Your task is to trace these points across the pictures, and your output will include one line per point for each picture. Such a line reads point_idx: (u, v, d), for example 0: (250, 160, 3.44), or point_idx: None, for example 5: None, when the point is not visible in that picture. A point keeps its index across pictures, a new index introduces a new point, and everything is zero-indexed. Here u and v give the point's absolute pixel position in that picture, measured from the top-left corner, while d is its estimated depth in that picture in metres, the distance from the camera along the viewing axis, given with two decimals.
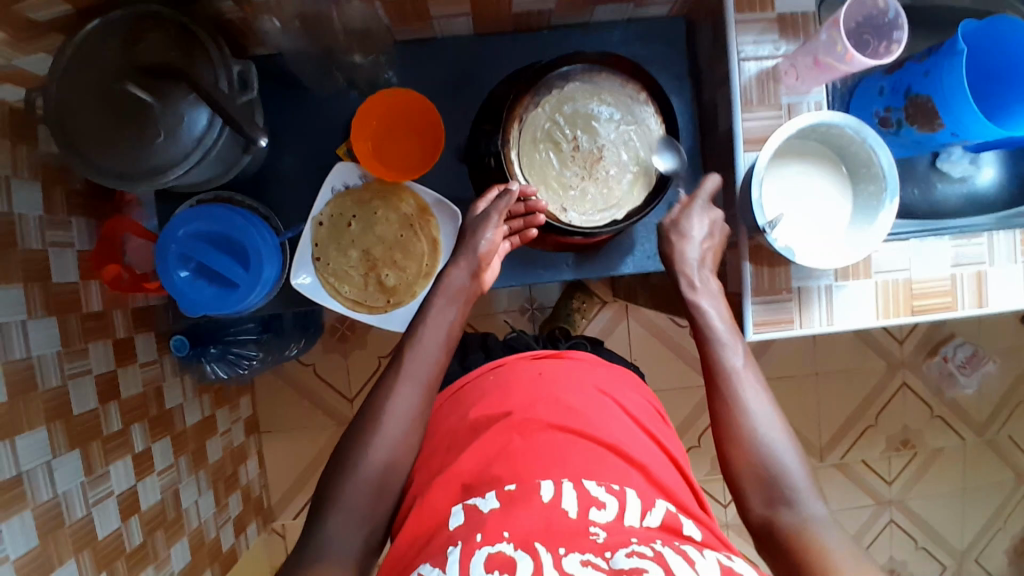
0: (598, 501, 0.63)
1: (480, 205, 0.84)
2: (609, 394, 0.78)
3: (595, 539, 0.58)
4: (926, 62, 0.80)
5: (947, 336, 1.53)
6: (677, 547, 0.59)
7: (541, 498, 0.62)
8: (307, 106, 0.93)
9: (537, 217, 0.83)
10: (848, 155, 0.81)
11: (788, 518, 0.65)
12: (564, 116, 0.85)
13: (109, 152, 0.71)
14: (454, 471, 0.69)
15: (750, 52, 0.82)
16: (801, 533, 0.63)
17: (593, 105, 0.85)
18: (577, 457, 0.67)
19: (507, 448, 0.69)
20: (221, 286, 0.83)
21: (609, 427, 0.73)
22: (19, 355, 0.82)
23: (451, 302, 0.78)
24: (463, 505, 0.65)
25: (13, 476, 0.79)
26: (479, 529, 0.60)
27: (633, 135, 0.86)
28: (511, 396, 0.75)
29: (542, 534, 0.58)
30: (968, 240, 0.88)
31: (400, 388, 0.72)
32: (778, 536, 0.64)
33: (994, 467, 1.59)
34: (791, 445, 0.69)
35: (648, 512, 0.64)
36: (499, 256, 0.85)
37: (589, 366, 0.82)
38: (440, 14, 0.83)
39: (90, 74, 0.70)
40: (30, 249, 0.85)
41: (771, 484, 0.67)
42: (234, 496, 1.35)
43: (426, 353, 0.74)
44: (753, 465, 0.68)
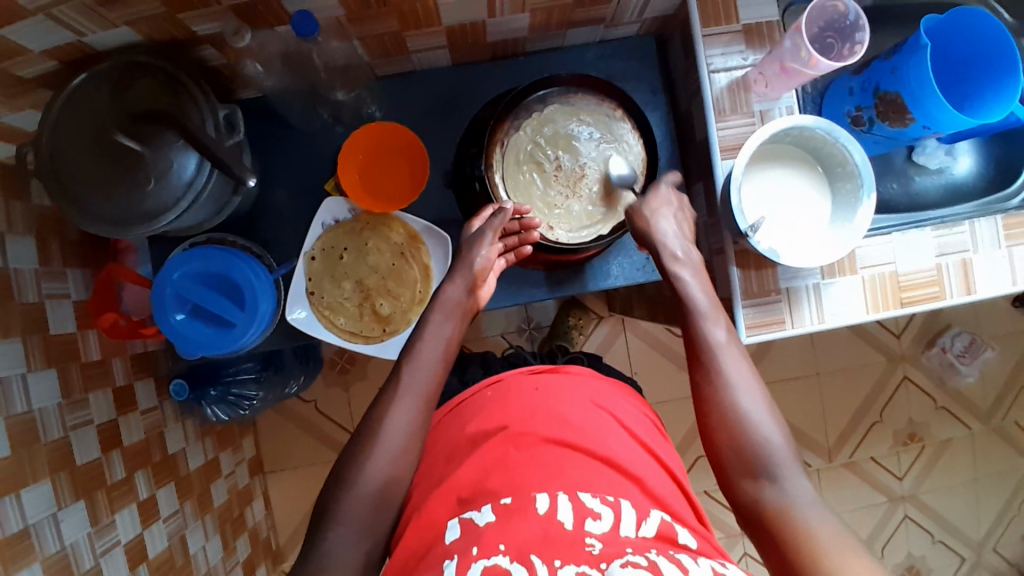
0: (594, 512, 0.63)
1: (475, 223, 0.85)
2: (606, 406, 0.78)
3: (591, 550, 0.59)
4: (892, 59, 0.83)
5: (944, 326, 1.53)
6: (672, 556, 0.60)
7: (536, 510, 0.63)
8: (294, 143, 0.95)
9: (531, 233, 0.85)
10: (823, 155, 0.83)
11: (772, 496, 0.67)
12: (545, 137, 0.87)
13: (101, 199, 0.73)
14: (450, 484, 0.69)
15: (720, 64, 0.85)
16: (783, 510, 0.66)
17: (573, 125, 0.87)
18: (573, 469, 0.68)
19: (504, 459, 0.69)
20: (218, 326, 0.84)
21: (606, 440, 0.73)
22: (21, 409, 0.83)
23: (447, 316, 0.80)
24: (459, 519, 0.66)
25: (20, 529, 0.79)
26: (476, 543, 0.61)
27: (613, 152, 0.88)
28: (508, 409, 0.76)
29: (538, 546, 0.59)
30: (950, 230, 0.89)
31: (398, 404, 0.73)
32: (760, 513, 0.67)
33: (1003, 455, 1.58)
34: (775, 423, 0.72)
35: (642, 522, 0.64)
36: (495, 273, 0.86)
37: (585, 379, 0.82)
38: (418, 47, 0.86)
39: (80, 125, 0.72)
40: (27, 301, 0.86)
41: (755, 461, 0.70)
42: (243, 538, 1.34)
43: (425, 367, 0.76)
44: (736, 441, 0.71)
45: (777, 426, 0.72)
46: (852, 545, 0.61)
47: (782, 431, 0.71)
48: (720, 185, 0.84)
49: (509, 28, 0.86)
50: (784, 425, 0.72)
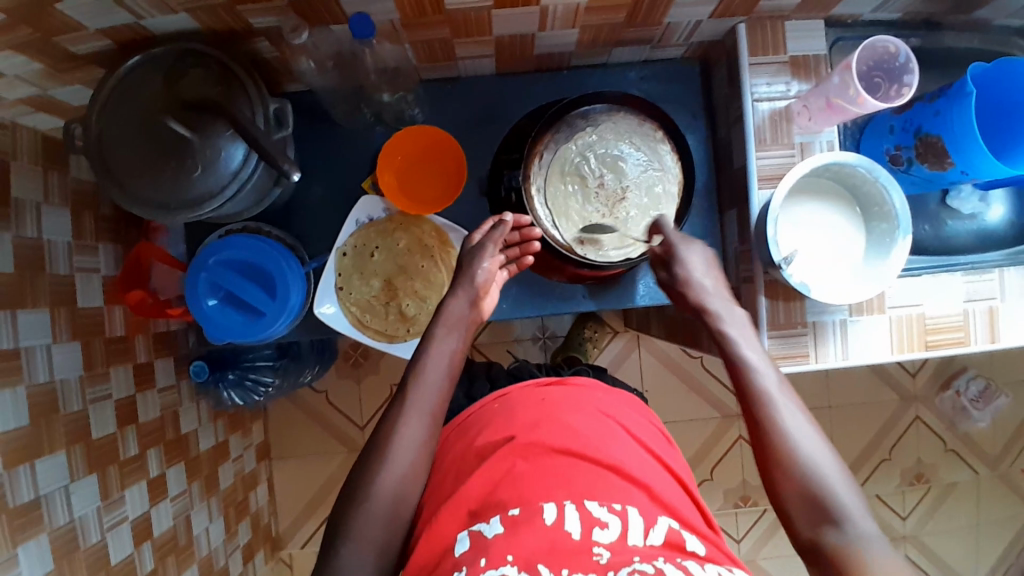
0: (601, 521, 0.62)
1: (475, 237, 0.86)
2: (613, 417, 0.77)
3: (599, 559, 0.58)
4: (936, 102, 0.83)
5: (960, 368, 1.53)
6: (680, 563, 0.58)
7: (544, 520, 0.62)
8: (335, 140, 0.96)
9: (531, 244, 0.87)
10: (861, 194, 0.83)
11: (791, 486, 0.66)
12: (594, 154, 0.88)
13: (148, 183, 0.74)
14: (459, 497, 0.68)
15: (763, 93, 0.85)
16: (848, 550, 0.60)
17: (623, 147, 0.88)
18: (579, 479, 0.67)
19: (511, 472, 0.68)
20: (247, 314, 0.85)
21: (612, 450, 0.71)
22: (43, 379, 0.84)
23: (451, 331, 0.80)
24: (469, 531, 0.65)
25: (31, 499, 0.80)
26: (483, 555, 0.60)
27: (656, 181, 0.89)
28: (514, 421, 0.75)
29: (546, 556, 0.58)
30: (980, 276, 0.89)
31: (406, 420, 0.73)
32: (823, 555, 0.62)
33: (1009, 502, 1.57)
34: (829, 453, 0.67)
35: (650, 530, 0.63)
36: (498, 284, 0.88)
37: (592, 391, 0.81)
38: (466, 55, 0.87)
39: (132, 108, 0.74)
40: (57, 273, 0.88)
41: (816, 503, 0.64)
42: (244, 523, 1.35)
43: (434, 383, 0.76)
44: (758, 433, 0.70)
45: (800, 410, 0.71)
46: None
47: (805, 416, 0.70)
48: (755, 214, 0.85)
49: (557, 43, 0.87)
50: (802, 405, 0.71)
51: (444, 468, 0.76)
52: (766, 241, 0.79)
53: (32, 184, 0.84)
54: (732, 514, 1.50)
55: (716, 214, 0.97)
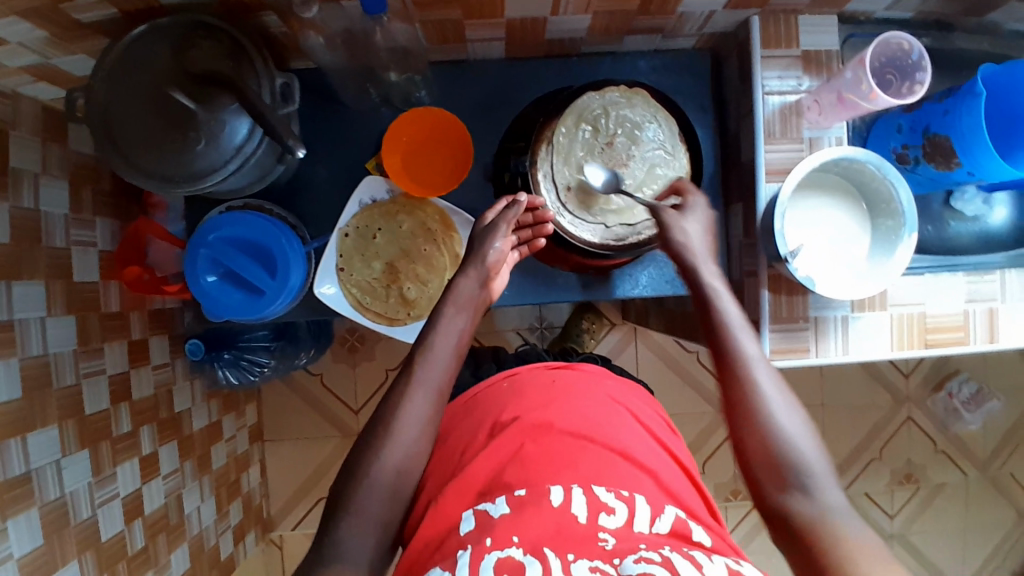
0: (608, 507, 0.61)
1: (487, 216, 0.85)
2: (622, 403, 0.77)
3: (604, 545, 0.57)
4: (945, 102, 0.83)
5: (953, 371, 1.54)
6: (686, 552, 0.57)
7: (550, 503, 0.61)
8: (340, 120, 0.95)
9: (545, 227, 0.86)
10: (869, 191, 0.83)
11: (804, 510, 0.62)
12: (613, 116, 0.87)
13: (152, 155, 0.73)
14: (467, 477, 0.67)
15: (775, 87, 0.85)
16: (814, 519, 0.61)
17: (644, 121, 0.88)
18: (587, 462, 0.66)
19: (519, 452, 0.68)
20: (247, 291, 0.84)
21: (621, 435, 0.71)
22: (37, 352, 0.83)
23: (460, 310, 0.79)
24: (474, 510, 0.64)
25: (22, 473, 0.79)
26: (489, 534, 0.59)
27: (661, 163, 0.88)
28: (523, 402, 0.74)
29: (552, 540, 0.57)
30: (981, 277, 0.89)
31: (411, 397, 0.72)
32: (789, 521, 0.62)
33: (997, 504, 1.58)
34: (803, 423, 0.68)
35: (656, 519, 0.62)
36: (509, 266, 0.87)
37: (600, 377, 0.81)
38: (476, 37, 0.86)
39: (137, 78, 0.72)
40: (53, 246, 0.86)
41: (782, 468, 0.65)
42: (236, 503, 1.35)
43: (440, 360, 0.75)
44: (768, 455, 0.66)
45: (810, 430, 0.67)
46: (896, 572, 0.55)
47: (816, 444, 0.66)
48: (762, 208, 0.85)
49: (568, 28, 0.86)
50: (818, 438, 0.68)
51: (448, 445, 0.76)
52: (773, 234, 0.79)
53: (31, 155, 0.83)
54: (722, 508, 1.51)
55: (721, 207, 0.97)
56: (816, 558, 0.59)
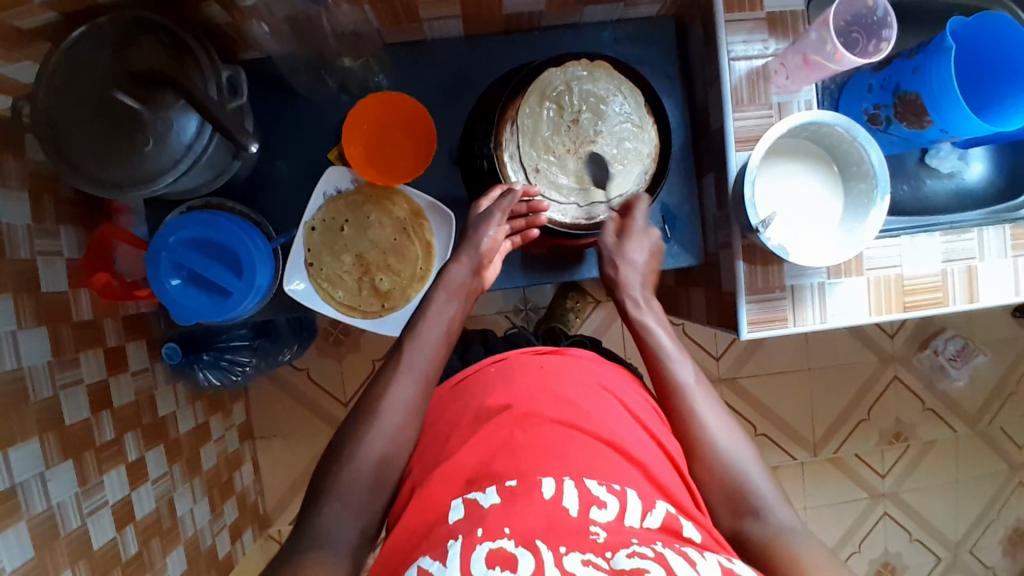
0: (599, 500, 0.60)
1: (482, 204, 0.84)
2: (612, 391, 0.75)
3: (596, 538, 0.56)
4: (915, 59, 0.81)
5: (938, 329, 1.54)
6: (678, 548, 0.55)
7: (542, 495, 0.59)
8: (299, 110, 0.92)
9: (538, 217, 0.84)
10: (839, 154, 0.81)
11: (756, 529, 0.65)
12: (577, 91, 0.85)
13: (100, 162, 0.70)
14: (454, 466, 0.66)
15: (740, 52, 0.83)
16: (771, 540, 0.64)
17: (609, 93, 0.86)
18: (577, 454, 0.64)
19: (510, 442, 0.66)
20: (214, 294, 0.83)
21: (612, 424, 0.69)
22: (10, 366, 0.81)
23: (451, 298, 0.80)
24: (463, 499, 0.62)
25: (7, 488, 0.78)
26: (479, 525, 0.57)
27: (630, 137, 0.87)
28: (514, 389, 0.72)
29: (544, 533, 0.56)
30: (958, 236, 0.88)
31: (396, 382, 0.72)
32: (748, 546, 0.65)
33: (987, 458, 1.60)
34: (746, 447, 0.71)
35: (648, 512, 0.60)
36: (500, 254, 0.85)
37: (589, 363, 0.79)
38: (431, 17, 0.84)
39: (78, 82, 0.70)
40: (19, 258, 0.84)
41: (735, 496, 0.68)
42: (230, 503, 1.34)
43: (428, 346, 0.76)
44: (720, 479, 0.69)
45: (750, 455, 0.71)
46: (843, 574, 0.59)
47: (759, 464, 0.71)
48: (732, 177, 0.83)
49: (525, 2, 0.83)
50: (756, 454, 0.72)
51: (433, 432, 0.74)
52: (744, 204, 0.78)
53: None
54: None
55: (694, 177, 0.95)
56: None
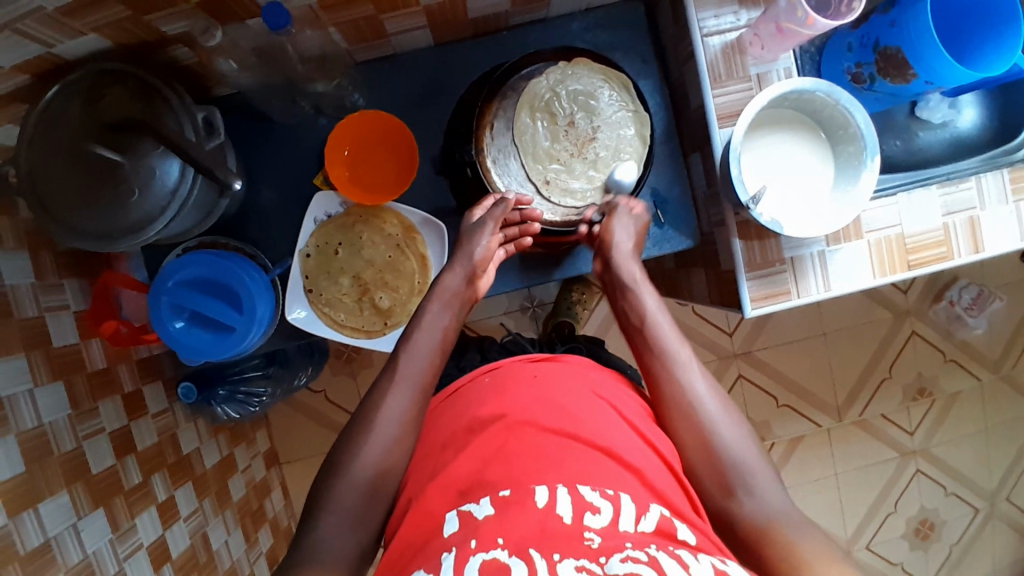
0: (593, 506, 0.59)
1: (475, 214, 0.85)
2: (606, 398, 0.74)
3: (590, 544, 0.55)
4: (891, 12, 0.80)
5: (951, 279, 1.51)
6: (673, 551, 0.54)
7: (535, 503, 0.59)
8: (280, 139, 0.93)
9: (531, 225, 0.85)
10: (824, 119, 0.80)
11: (748, 510, 0.65)
12: (565, 93, 0.85)
13: (87, 215, 0.71)
14: (449, 476, 0.66)
15: (712, 27, 0.81)
16: (763, 525, 0.64)
17: (596, 86, 0.86)
18: (572, 460, 0.63)
19: (504, 449, 0.65)
20: (217, 330, 0.84)
21: (606, 431, 0.68)
22: (31, 424, 0.83)
23: (445, 307, 0.80)
24: (458, 511, 0.62)
25: (41, 542, 0.80)
26: (474, 535, 0.57)
27: (629, 123, 0.87)
28: (506, 397, 0.72)
29: (537, 540, 0.55)
30: (955, 188, 0.86)
31: (392, 392, 0.72)
32: (738, 528, 0.65)
33: (1014, 403, 1.58)
34: (735, 424, 0.70)
35: (641, 517, 0.59)
36: (495, 263, 0.87)
37: (581, 369, 0.78)
38: (397, 29, 0.83)
39: (56, 139, 0.70)
40: (26, 317, 0.85)
41: (726, 471, 0.67)
42: (264, 530, 1.36)
43: (421, 354, 0.75)
44: (705, 450, 0.69)
45: (740, 429, 0.70)
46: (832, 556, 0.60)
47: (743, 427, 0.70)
48: (717, 154, 0.83)
49: (489, 3, 0.83)
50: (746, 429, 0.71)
51: (430, 439, 0.74)
52: (732, 182, 0.77)
53: None
54: None
55: (681, 158, 0.94)
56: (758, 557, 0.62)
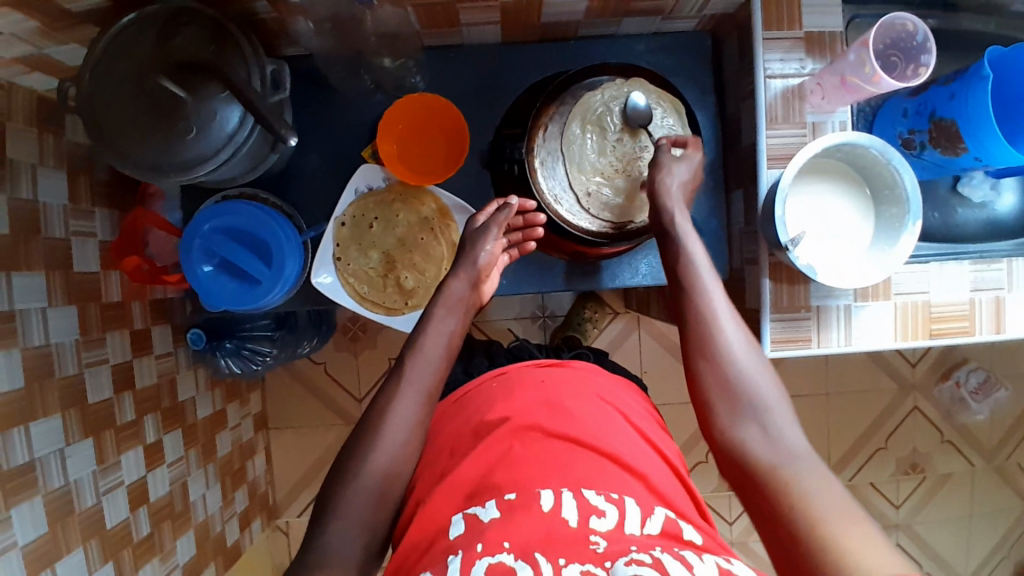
0: (598, 510, 0.59)
1: (479, 218, 0.86)
2: (612, 403, 0.75)
3: (596, 548, 0.55)
4: (952, 84, 0.81)
5: (960, 360, 1.52)
6: (677, 552, 0.55)
7: (540, 506, 0.59)
8: (335, 107, 0.94)
9: (535, 230, 0.88)
10: (872, 177, 0.81)
11: (759, 448, 0.65)
12: (617, 109, 0.85)
13: (139, 144, 0.72)
14: (456, 480, 0.65)
15: (776, 70, 0.83)
16: (773, 462, 0.63)
17: (648, 107, 0.86)
18: (576, 466, 0.64)
19: (508, 455, 0.65)
20: (242, 282, 0.84)
21: (610, 436, 0.69)
22: (38, 342, 0.83)
23: (451, 311, 0.79)
24: (464, 514, 0.62)
25: (26, 461, 0.80)
26: (479, 539, 0.57)
27: None
28: (513, 401, 0.72)
29: (542, 545, 0.55)
30: (987, 265, 0.87)
31: (400, 397, 0.71)
32: (748, 463, 0.65)
33: (1004, 495, 1.57)
34: (761, 365, 0.70)
35: (647, 519, 0.60)
36: (499, 268, 0.87)
37: (589, 375, 0.79)
38: (470, 21, 0.85)
39: (125, 66, 0.71)
40: (53, 237, 0.86)
41: (743, 406, 0.67)
42: (241, 491, 1.35)
43: (430, 360, 0.75)
44: (725, 385, 0.69)
45: (763, 367, 0.70)
46: (842, 499, 0.59)
47: (775, 383, 0.69)
48: (763, 193, 0.83)
49: (564, 11, 0.84)
50: (769, 368, 0.70)
51: (442, 440, 0.74)
52: (773, 222, 0.78)
53: (28, 146, 0.83)
54: (725, 497, 1.49)
55: (722, 193, 0.95)
56: (764, 490, 0.62)
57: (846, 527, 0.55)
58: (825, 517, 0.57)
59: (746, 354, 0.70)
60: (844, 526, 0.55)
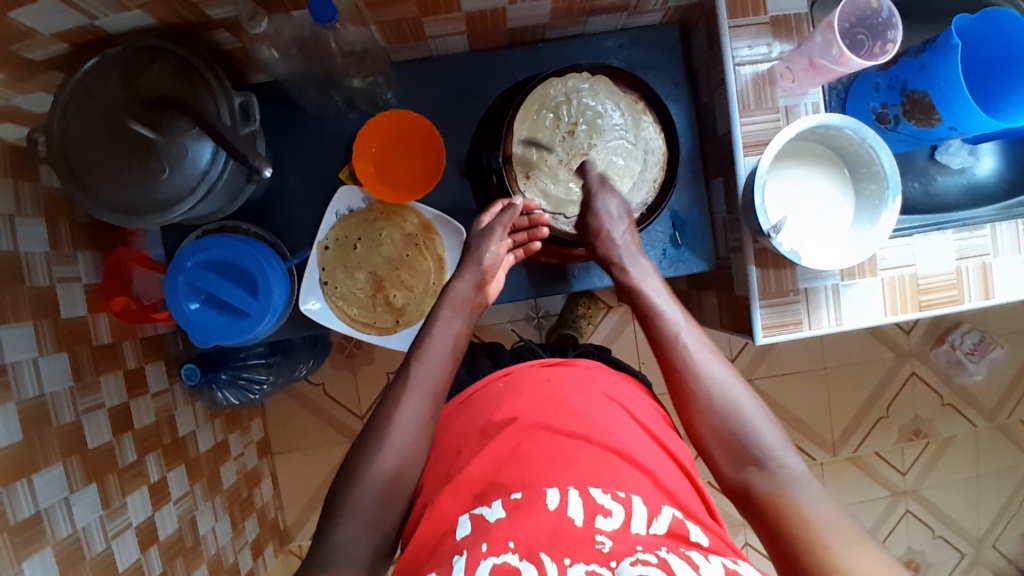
0: (604, 508, 0.59)
1: (484, 219, 0.86)
2: (618, 400, 0.75)
3: (601, 548, 0.55)
4: (922, 57, 0.81)
5: (954, 323, 1.53)
6: (683, 553, 0.55)
7: (546, 506, 0.59)
8: (309, 130, 0.93)
9: (540, 230, 0.86)
10: (848, 156, 0.82)
11: (759, 479, 0.67)
12: (577, 112, 0.86)
13: (114, 187, 0.71)
14: (463, 479, 0.65)
15: (745, 56, 0.83)
16: (774, 492, 0.65)
17: (608, 108, 0.86)
18: (584, 462, 0.63)
19: (518, 452, 0.65)
20: (231, 315, 0.84)
21: (617, 432, 0.69)
22: (32, 393, 0.82)
23: (456, 312, 0.81)
24: (471, 514, 0.62)
25: (33, 513, 0.79)
26: (485, 539, 0.57)
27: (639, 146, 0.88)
28: (519, 402, 0.72)
29: (548, 543, 0.55)
30: (970, 233, 0.88)
31: (406, 398, 0.72)
32: (753, 497, 0.66)
33: (1008, 452, 1.59)
34: (747, 399, 0.72)
35: (654, 518, 0.60)
36: (505, 269, 0.87)
37: (596, 373, 0.79)
38: (437, 33, 0.85)
39: (93, 110, 0.71)
40: (37, 286, 0.85)
41: (737, 446, 0.69)
42: (251, 519, 1.35)
43: (435, 362, 0.76)
44: (719, 426, 0.71)
45: (748, 396, 0.73)
46: (839, 516, 0.61)
47: (765, 417, 0.71)
48: (742, 181, 0.83)
49: (530, 15, 0.84)
50: (759, 401, 0.73)
51: (444, 445, 0.74)
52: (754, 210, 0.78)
53: (3, 197, 0.82)
54: None
55: (703, 182, 0.96)
56: (767, 520, 0.64)
57: (851, 556, 0.57)
58: (826, 540, 0.58)
59: (730, 393, 0.72)
60: (844, 549, 0.57)
